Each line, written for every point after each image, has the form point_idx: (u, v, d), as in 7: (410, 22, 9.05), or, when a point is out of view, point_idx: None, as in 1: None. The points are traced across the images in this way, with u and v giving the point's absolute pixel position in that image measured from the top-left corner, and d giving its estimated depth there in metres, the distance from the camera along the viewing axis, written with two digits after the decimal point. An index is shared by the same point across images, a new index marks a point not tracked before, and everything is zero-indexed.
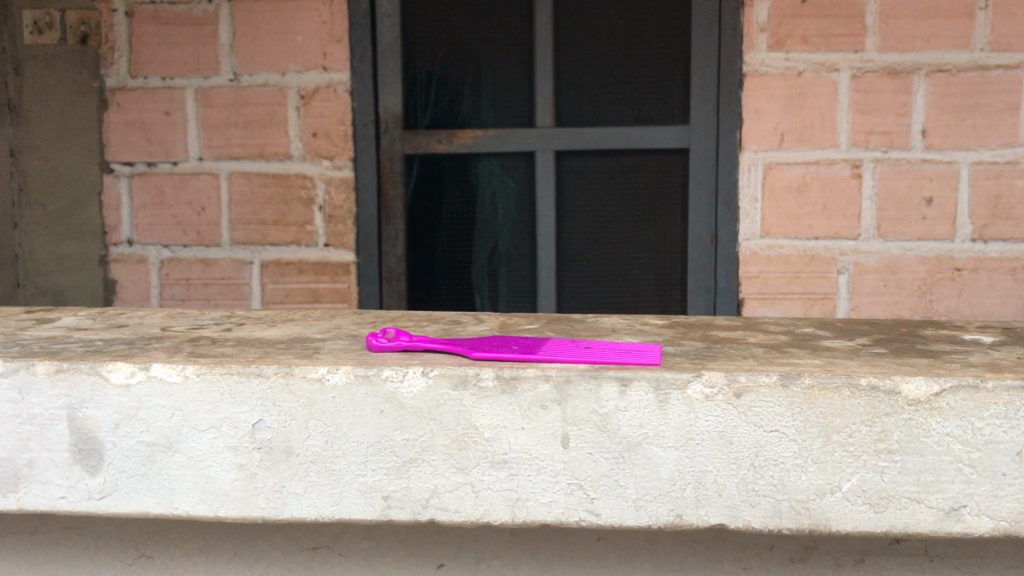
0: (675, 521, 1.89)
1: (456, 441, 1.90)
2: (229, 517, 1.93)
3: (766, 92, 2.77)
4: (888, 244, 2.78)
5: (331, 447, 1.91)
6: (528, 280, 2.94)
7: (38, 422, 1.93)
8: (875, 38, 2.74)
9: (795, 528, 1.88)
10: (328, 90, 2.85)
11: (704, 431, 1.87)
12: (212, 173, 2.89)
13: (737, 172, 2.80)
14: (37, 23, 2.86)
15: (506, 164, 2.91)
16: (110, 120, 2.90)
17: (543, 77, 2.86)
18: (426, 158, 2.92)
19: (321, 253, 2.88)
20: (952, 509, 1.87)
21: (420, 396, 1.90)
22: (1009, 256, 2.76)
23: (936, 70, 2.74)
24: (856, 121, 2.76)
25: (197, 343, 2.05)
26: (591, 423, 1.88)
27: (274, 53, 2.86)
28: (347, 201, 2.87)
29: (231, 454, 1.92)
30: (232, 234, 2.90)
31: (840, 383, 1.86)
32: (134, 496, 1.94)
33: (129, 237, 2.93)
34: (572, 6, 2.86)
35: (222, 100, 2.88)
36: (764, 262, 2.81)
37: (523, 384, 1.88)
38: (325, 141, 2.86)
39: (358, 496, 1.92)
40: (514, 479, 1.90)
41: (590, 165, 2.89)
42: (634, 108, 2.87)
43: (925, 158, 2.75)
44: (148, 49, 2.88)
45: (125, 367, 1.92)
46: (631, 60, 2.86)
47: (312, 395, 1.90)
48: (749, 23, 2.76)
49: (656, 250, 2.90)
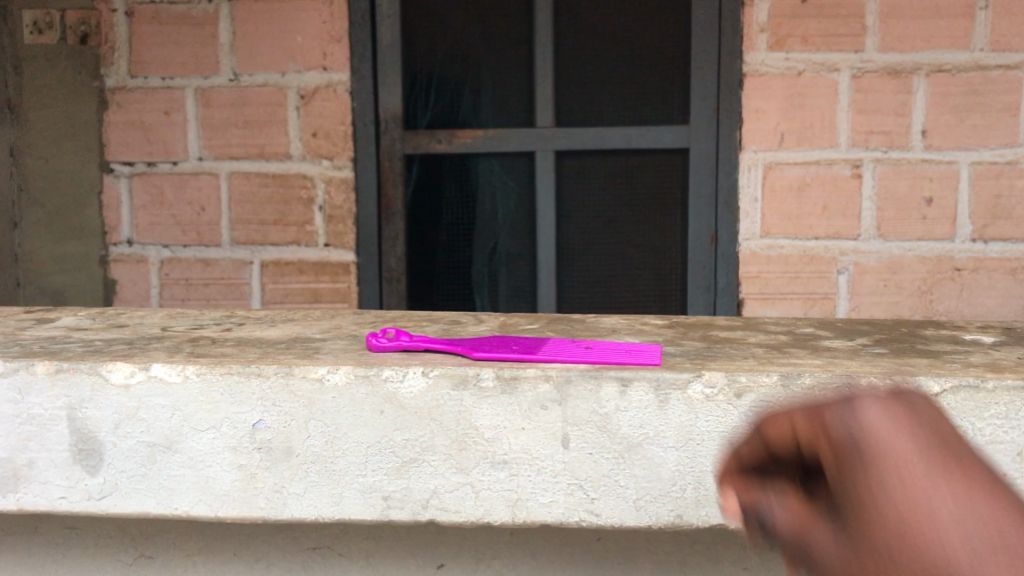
0: (675, 521, 1.89)
1: (456, 442, 1.90)
2: (230, 517, 1.93)
3: (766, 92, 2.77)
4: (888, 244, 2.78)
5: (331, 447, 1.91)
6: (528, 280, 2.95)
7: (38, 423, 1.93)
8: (875, 38, 2.73)
9: None
10: (328, 90, 2.84)
11: (704, 431, 1.87)
12: (212, 173, 2.89)
13: (737, 171, 2.80)
14: (37, 23, 2.87)
15: (506, 165, 2.92)
16: (110, 120, 2.89)
17: (543, 77, 2.86)
18: (426, 158, 2.92)
19: (321, 253, 2.88)
20: None
21: (421, 396, 1.90)
22: (1009, 256, 2.76)
23: (937, 70, 2.73)
24: (856, 121, 2.76)
25: (197, 343, 2.05)
26: (591, 423, 1.88)
27: (274, 53, 2.85)
28: (347, 201, 2.87)
29: (231, 454, 1.92)
30: (232, 234, 2.90)
31: (840, 383, 1.86)
32: (134, 496, 1.94)
33: (129, 237, 2.92)
34: (571, 7, 2.86)
35: (222, 99, 2.87)
36: (764, 262, 2.81)
37: (523, 384, 1.88)
38: (325, 141, 2.85)
39: (358, 496, 1.92)
40: (514, 479, 1.90)
41: (590, 165, 2.90)
42: (635, 109, 2.87)
43: (925, 157, 2.75)
44: (148, 49, 2.88)
45: (125, 367, 1.92)
46: (631, 60, 2.86)
47: (312, 395, 1.90)
48: (749, 23, 2.76)
49: (656, 250, 2.91)
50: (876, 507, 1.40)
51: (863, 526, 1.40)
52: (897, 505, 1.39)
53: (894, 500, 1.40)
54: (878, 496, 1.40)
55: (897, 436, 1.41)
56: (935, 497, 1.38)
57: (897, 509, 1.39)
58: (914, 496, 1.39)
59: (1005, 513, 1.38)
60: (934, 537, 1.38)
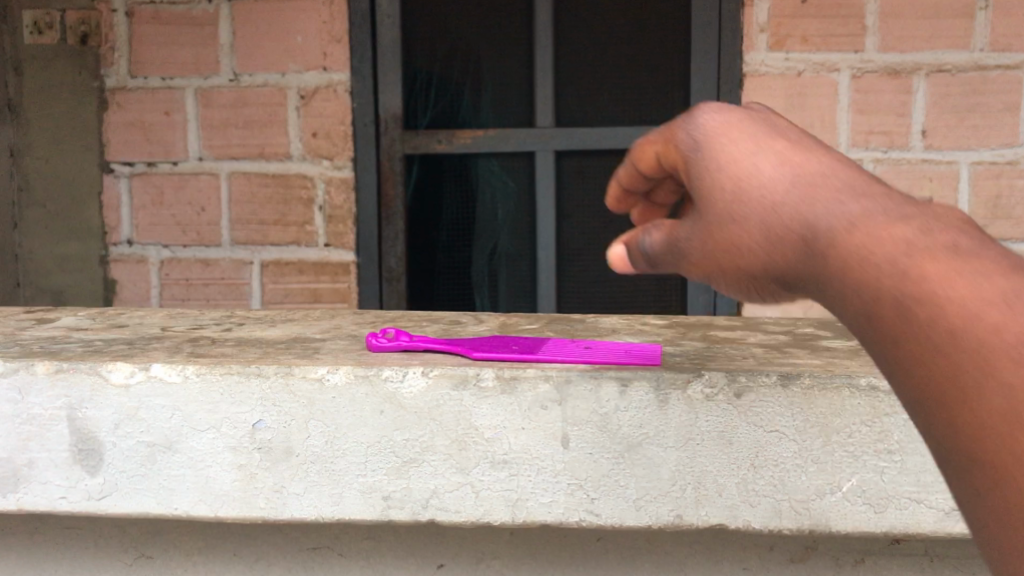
0: (675, 521, 1.89)
1: (456, 442, 1.90)
2: (229, 517, 1.93)
3: (766, 93, 2.77)
4: None
5: (331, 447, 1.91)
6: (528, 280, 2.96)
7: (38, 423, 1.93)
8: (875, 38, 2.73)
9: (795, 528, 1.88)
10: (328, 90, 2.84)
11: (704, 431, 1.87)
12: (212, 173, 2.89)
13: None
14: (37, 23, 2.88)
15: (506, 165, 2.92)
16: (110, 120, 2.89)
17: (543, 78, 2.86)
18: (426, 158, 2.93)
19: (321, 253, 2.88)
20: (952, 510, 1.86)
21: (421, 396, 1.90)
22: None
23: (936, 70, 2.73)
24: (856, 121, 2.75)
25: (197, 343, 2.05)
26: (591, 423, 1.88)
27: (273, 53, 2.84)
28: (347, 201, 2.87)
29: (231, 454, 1.92)
30: (232, 234, 2.90)
31: (840, 383, 1.86)
32: (134, 496, 1.94)
33: (129, 237, 2.92)
34: (572, 6, 2.86)
35: (222, 99, 2.87)
36: None
37: (523, 384, 1.88)
38: (325, 141, 2.85)
39: (358, 496, 1.92)
40: (514, 479, 1.90)
41: (590, 165, 2.90)
42: (634, 109, 2.87)
43: (925, 158, 2.76)
44: (148, 50, 2.87)
45: (125, 367, 1.92)
46: (631, 60, 2.86)
47: (312, 395, 1.90)
48: (749, 23, 2.76)
49: None
50: (713, 205, 1.59)
51: (713, 212, 1.59)
52: (733, 202, 1.57)
53: (726, 179, 1.58)
54: (718, 149, 1.60)
55: (729, 127, 1.61)
56: (761, 187, 1.56)
57: (729, 202, 1.58)
58: (732, 132, 1.61)
59: (823, 167, 1.56)
60: (761, 188, 1.56)
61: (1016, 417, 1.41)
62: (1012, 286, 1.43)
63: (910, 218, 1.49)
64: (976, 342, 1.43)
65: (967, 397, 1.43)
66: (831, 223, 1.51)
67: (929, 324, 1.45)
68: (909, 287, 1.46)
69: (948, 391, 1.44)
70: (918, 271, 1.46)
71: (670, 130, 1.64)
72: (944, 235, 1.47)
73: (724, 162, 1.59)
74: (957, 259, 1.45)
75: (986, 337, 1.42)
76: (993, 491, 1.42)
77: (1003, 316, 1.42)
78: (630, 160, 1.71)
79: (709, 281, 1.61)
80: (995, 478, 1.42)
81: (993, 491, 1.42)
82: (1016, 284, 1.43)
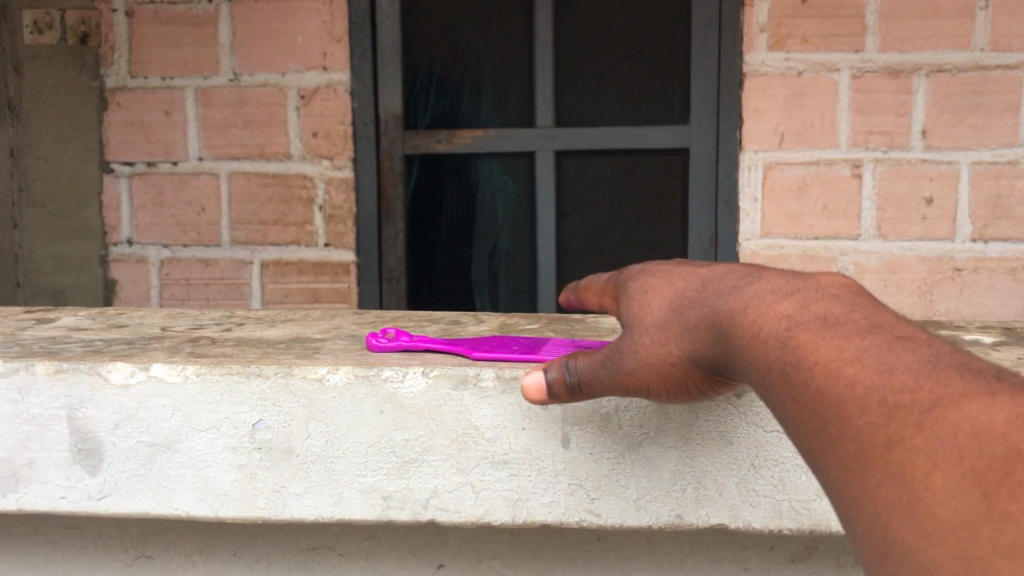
0: (675, 521, 1.90)
1: (456, 441, 1.90)
2: (229, 517, 1.93)
3: (766, 93, 2.77)
4: (888, 244, 2.78)
5: (331, 447, 1.91)
6: (528, 280, 2.96)
7: (38, 423, 1.93)
8: (875, 38, 2.73)
9: (795, 528, 1.90)
10: (328, 90, 2.84)
11: (704, 430, 1.88)
12: (212, 173, 2.89)
13: (737, 171, 2.80)
14: (37, 22, 2.87)
15: (506, 165, 2.92)
16: (110, 120, 2.89)
17: (543, 78, 2.86)
18: (426, 158, 2.93)
19: (321, 253, 2.88)
20: None
21: (421, 396, 1.90)
22: (1009, 256, 2.76)
23: (936, 69, 2.73)
24: (856, 121, 2.75)
25: (197, 343, 2.05)
26: (591, 423, 1.89)
27: (274, 53, 2.84)
28: (347, 201, 2.87)
29: (230, 454, 1.92)
30: (232, 234, 2.90)
31: None
32: (134, 496, 1.94)
33: (129, 237, 2.92)
34: (571, 7, 2.86)
35: (222, 99, 2.86)
36: (764, 261, 2.81)
37: (523, 384, 1.89)
38: (325, 141, 2.85)
39: (358, 496, 1.92)
40: (514, 479, 1.91)
41: (591, 165, 2.90)
42: (633, 109, 2.87)
43: (925, 157, 2.75)
44: (148, 49, 2.87)
45: (125, 367, 1.92)
46: (631, 60, 2.86)
47: (312, 395, 1.90)
48: (749, 23, 2.76)
49: (656, 250, 2.92)
50: (631, 318, 1.84)
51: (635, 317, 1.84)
52: (647, 310, 1.83)
53: (641, 296, 1.84)
54: (636, 280, 1.87)
55: (657, 269, 1.88)
56: (668, 293, 1.83)
57: (643, 310, 1.83)
58: (651, 269, 1.89)
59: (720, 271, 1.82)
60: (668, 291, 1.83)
61: (866, 462, 1.64)
62: (868, 347, 1.67)
63: (791, 293, 1.75)
64: (835, 399, 1.66)
65: (831, 446, 1.67)
66: (727, 302, 1.77)
67: (801, 386, 1.69)
68: (784, 354, 1.71)
69: (817, 442, 1.68)
70: (792, 338, 1.71)
71: (608, 283, 1.93)
72: (818, 305, 1.72)
73: (641, 287, 1.86)
74: (823, 327, 1.70)
75: (844, 395, 1.66)
76: (851, 521, 1.66)
77: (858, 373, 1.66)
78: (575, 298, 1.96)
79: (640, 389, 1.82)
80: (856, 517, 1.65)
81: (858, 528, 1.65)
82: (870, 343, 1.67)
